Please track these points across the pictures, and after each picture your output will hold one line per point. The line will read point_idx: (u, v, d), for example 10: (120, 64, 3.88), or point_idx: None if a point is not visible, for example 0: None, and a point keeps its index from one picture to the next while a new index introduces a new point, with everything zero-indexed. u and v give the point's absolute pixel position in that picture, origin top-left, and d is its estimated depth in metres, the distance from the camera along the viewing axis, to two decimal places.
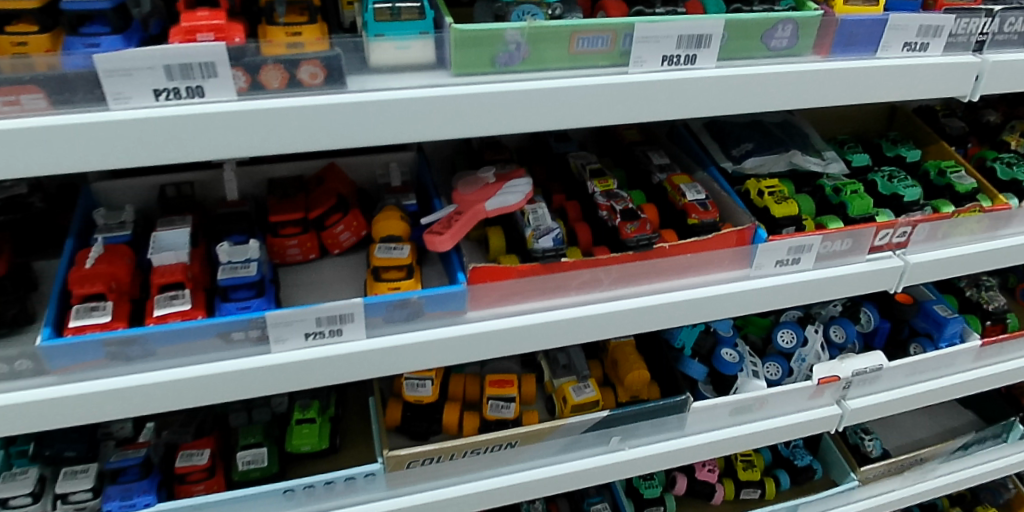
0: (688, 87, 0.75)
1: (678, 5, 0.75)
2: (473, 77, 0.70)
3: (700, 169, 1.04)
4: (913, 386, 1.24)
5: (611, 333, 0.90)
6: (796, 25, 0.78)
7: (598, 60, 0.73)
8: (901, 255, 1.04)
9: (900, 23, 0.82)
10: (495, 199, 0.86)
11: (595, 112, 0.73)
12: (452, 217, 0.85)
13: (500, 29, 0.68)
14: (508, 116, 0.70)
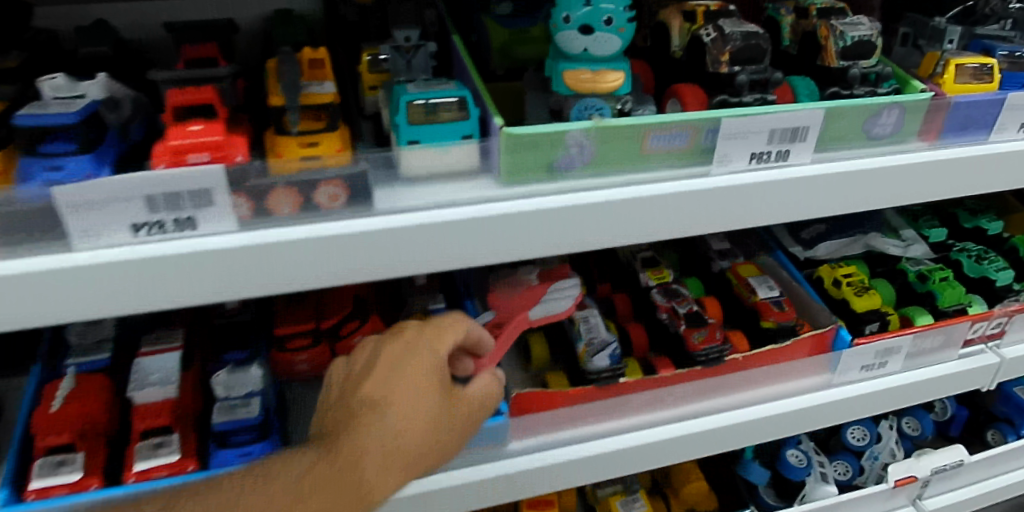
0: (781, 189, 0.62)
1: (767, 92, 0.63)
2: (527, 187, 0.58)
3: (763, 253, 0.91)
4: (997, 480, 1.09)
5: (676, 460, 0.76)
6: (902, 111, 0.66)
7: (675, 160, 0.61)
8: (996, 349, 0.91)
9: (1019, 102, 0.70)
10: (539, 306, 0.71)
11: (671, 222, 0.60)
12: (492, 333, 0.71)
13: (562, 130, 0.56)
14: (569, 233, 0.57)
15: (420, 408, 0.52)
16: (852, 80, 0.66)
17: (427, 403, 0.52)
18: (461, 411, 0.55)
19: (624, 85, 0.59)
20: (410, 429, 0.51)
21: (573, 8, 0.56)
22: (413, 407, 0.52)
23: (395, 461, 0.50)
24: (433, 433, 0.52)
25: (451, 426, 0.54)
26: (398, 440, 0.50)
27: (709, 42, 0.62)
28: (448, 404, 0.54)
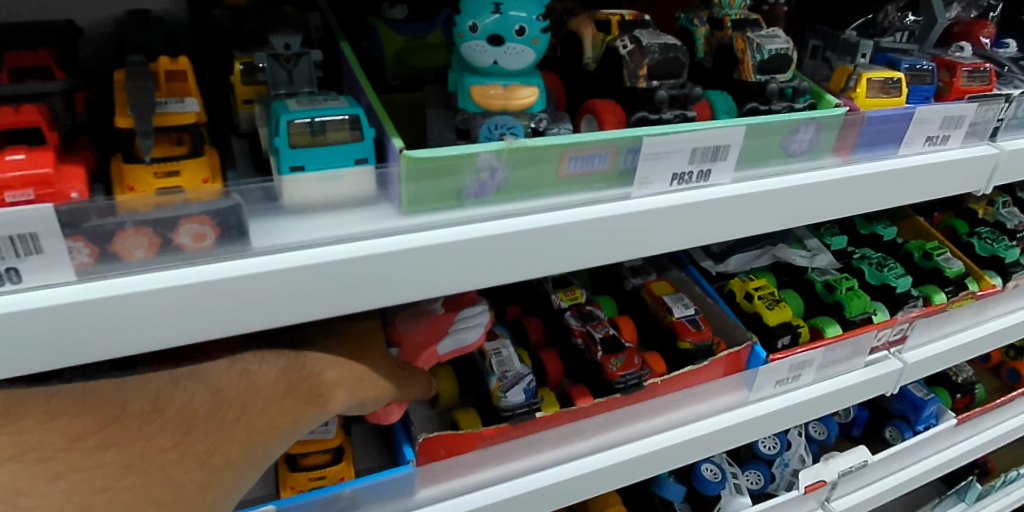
0: (703, 211, 0.60)
1: (688, 108, 0.60)
2: (433, 216, 0.51)
3: (676, 269, 0.89)
4: (896, 475, 1.13)
5: (596, 493, 0.72)
6: (818, 127, 0.65)
7: (593, 182, 0.56)
8: (897, 354, 0.93)
9: (926, 116, 0.71)
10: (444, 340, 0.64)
11: (592, 250, 0.56)
12: None
13: (471, 153, 0.49)
14: (483, 267, 0.52)
15: (362, 353, 0.56)
16: (770, 95, 0.63)
17: (374, 350, 0.58)
18: (400, 369, 0.59)
19: (538, 101, 0.54)
20: (350, 363, 0.54)
21: (480, 16, 0.50)
22: (353, 353, 0.56)
23: (329, 384, 0.51)
24: (367, 374, 0.55)
25: (386, 377, 0.57)
26: (333, 366, 0.52)
27: (626, 54, 0.58)
28: (393, 354, 0.59)
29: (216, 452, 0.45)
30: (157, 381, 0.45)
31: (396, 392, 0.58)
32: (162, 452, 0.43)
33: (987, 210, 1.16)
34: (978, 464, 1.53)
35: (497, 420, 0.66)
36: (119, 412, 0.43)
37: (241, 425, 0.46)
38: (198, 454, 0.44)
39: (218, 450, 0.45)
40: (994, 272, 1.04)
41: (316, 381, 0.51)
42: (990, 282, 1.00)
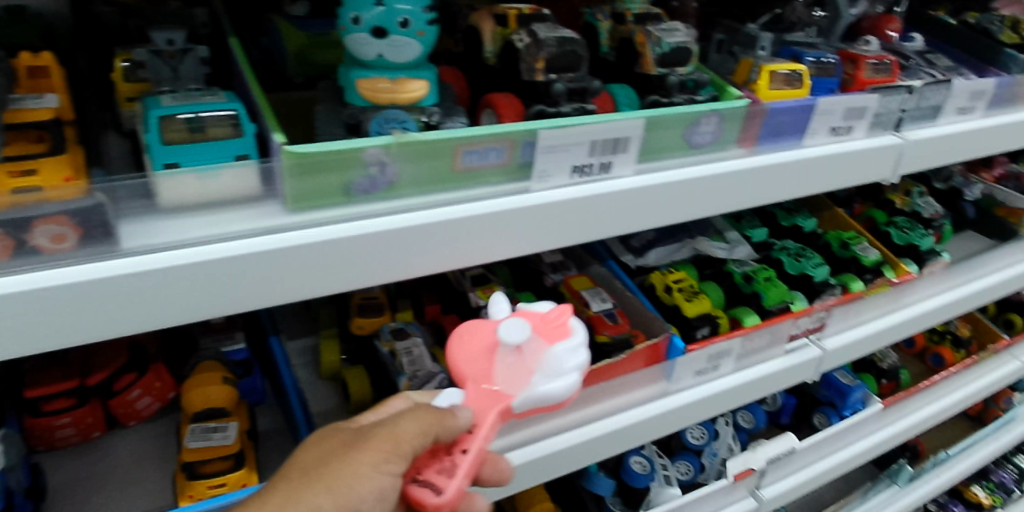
0: (605, 204, 0.60)
1: (587, 101, 0.60)
2: (321, 213, 0.50)
3: (596, 264, 0.89)
4: (824, 461, 1.15)
5: (512, 489, 0.71)
6: (720, 118, 0.66)
7: (491, 176, 0.56)
8: (817, 342, 0.95)
9: (827, 108, 0.73)
10: (526, 400, 0.50)
11: (491, 244, 0.56)
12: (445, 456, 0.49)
13: (357, 148, 0.49)
14: (376, 263, 0.51)
15: (320, 455, 0.47)
16: (670, 88, 0.64)
17: (336, 448, 0.48)
18: (372, 448, 0.46)
19: (429, 95, 0.53)
20: (298, 481, 0.46)
21: (362, 9, 0.49)
22: (319, 460, 0.47)
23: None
24: (325, 481, 0.45)
25: (353, 471, 0.45)
26: (281, 497, 0.45)
27: (522, 48, 0.58)
28: (356, 438, 0.48)
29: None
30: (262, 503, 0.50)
31: (366, 480, 0.45)
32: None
33: (904, 200, 1.20)
34: (908, 448, 1.58)
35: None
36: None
37: (281, 484, 0.46)
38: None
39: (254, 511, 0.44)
40: (910, 259, 1.07)
41: (242, 507, 0.45)
42: (906, 269, 1.04)
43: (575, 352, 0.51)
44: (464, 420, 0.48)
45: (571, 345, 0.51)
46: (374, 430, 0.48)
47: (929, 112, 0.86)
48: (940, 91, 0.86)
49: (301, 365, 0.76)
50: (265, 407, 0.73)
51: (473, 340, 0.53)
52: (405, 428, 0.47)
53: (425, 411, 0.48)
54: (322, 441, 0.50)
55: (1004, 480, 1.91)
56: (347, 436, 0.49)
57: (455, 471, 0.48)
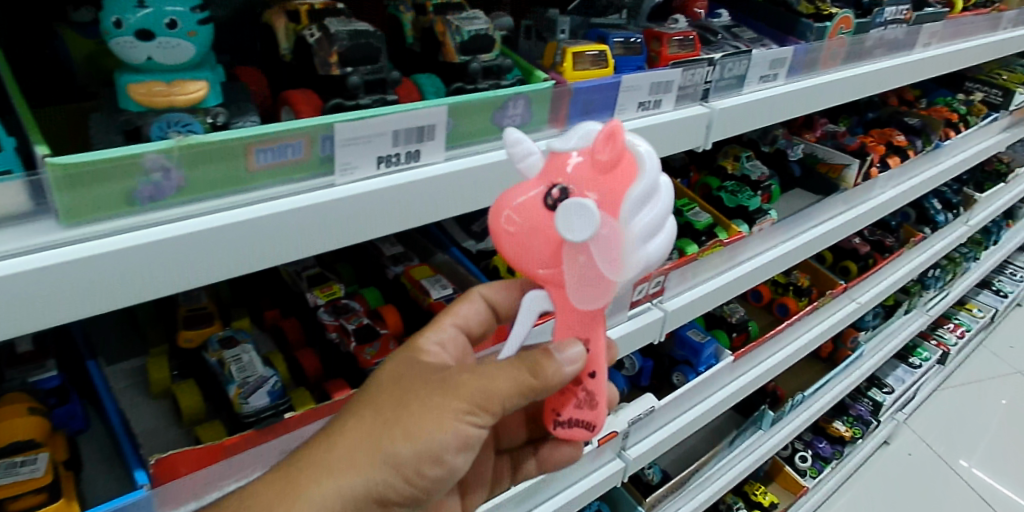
0: (415, 192, 0.61)
1: (388, 92, 0.61)
2: (102, 225, 0.48)
3: (439, 252, 0.92)
4: (683, 416, 1.25)
5: None
6: (527, 100, 0.68)
7: (292, 173, 0.56)
8: (659, 304, 1.02)
9: (632, 84, 0.77)
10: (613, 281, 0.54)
11: (298, 241, 0.56)
12: (579, 387, 0.61)
13: (134, 154, 0.48)
14: (169, 270, 0.50)
15: (405, 398, 0.55)
16: (473, 74, 0.67)
17: (417, 391, 0.55)
18: (456, 400, 0.54)
19: (211, 95, 0.54)
20: (380, 424, 0.54)
21: (126, 12, 0.49)
22: (402, 400, 0.54)
23: (364, 456, 0.53)
24: (406, 429, 0.53)
25: (437, 421, 0.53)
26: (366, 440, 0.53)
27: (314, 43, 0.58)
28: (440, 384, 0.55)
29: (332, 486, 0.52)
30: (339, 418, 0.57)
31: (449, 429, 0.53)
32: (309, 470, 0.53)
33: (734, 164, 1.31)
34: (769, 394, 1.71)
35: (241, 427, 0.70)
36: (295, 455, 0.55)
37: (376, 433, 0.53)
38: (334, 465, 0.53)
39: (359, 458, 0.53)
40: (741, 220, 1.17)
41: (342, 466, 0.53)
42: (737, 229, 1.14)
43: (644, 204, 0.52)
44: (570, 367, 0.55)
45: (636, 201, 0.51)
46: (464, 378, 0.55)
47: (733, 82, 0.92)
48: (740, 61, 0.92)
49: (126, 386, 0.78)
50: (87, 435, 0.76)
51: (532, 247, 0.54)
52: (500, 383, 0.54)
53: (517, 369, 0.55)
54: (405, 372, 0.58)
55: (862, 413, 2.09)
56: (429, 375, 0.57)
57: (594, 395, 0.61)
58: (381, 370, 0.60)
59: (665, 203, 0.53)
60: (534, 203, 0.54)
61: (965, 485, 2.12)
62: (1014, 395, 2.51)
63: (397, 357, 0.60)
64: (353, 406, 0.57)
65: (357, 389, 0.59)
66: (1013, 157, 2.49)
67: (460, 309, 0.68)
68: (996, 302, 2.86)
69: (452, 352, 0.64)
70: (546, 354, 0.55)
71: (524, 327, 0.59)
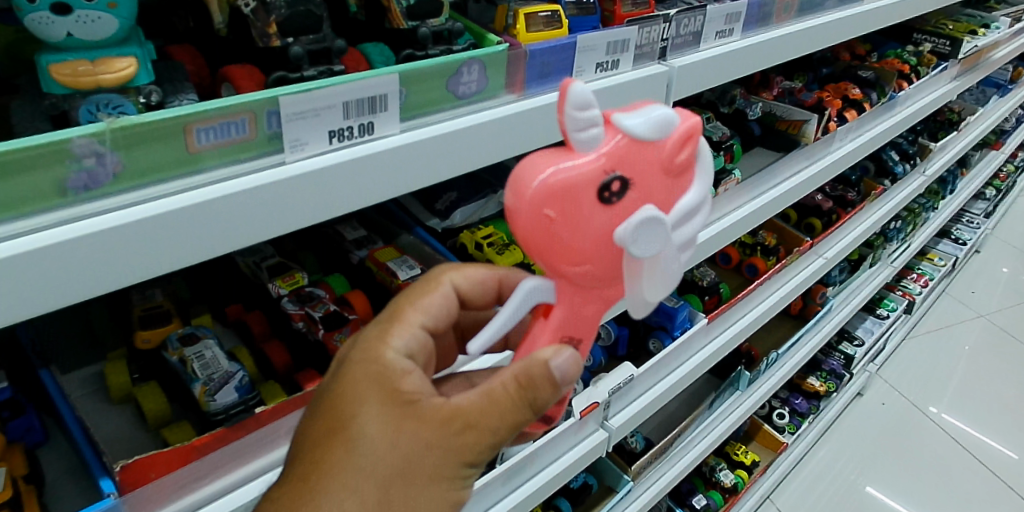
0: (373, 165, 0.58)
1: (333, 62, 0.58)
2: (32, 221, 0.44)
3: (405, 233, 0.89)
4: (661, 383, 1.26)
5: None
6: (482, 65, 0.66)
7: (239, 152, 0.52)
8: None
9: (589, 44, 0.75)
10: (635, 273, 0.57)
11: (251, 223, 0.53)
12: None
13: (59, 139, 0.44)
14: (111, 262, 0.47)
15: (406, 467, 0.48)
16: (423, 40, 0.64)
17: (420, 456, 0.49)
18: (461, 462, 0.50)
19: (142, 73, 0.51)
20: (382, 502, 0.48)
21: None
22: (405, 466, 0.48)
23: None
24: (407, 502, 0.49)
25: (442, 489, 0.50)
26: None
27: (250, 13, 0.55)
28: (442, 445, 0.49)
29: None
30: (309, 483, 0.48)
31: (450, 494, 0.51)
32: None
33: None
34: (744, 355, 1.74)
35: (211, 425, 0.69)
36: None
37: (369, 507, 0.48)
38: None
39: None
40: (707, 181, 1.19)
41: None
42: None
43: (683, 221, 0.58)
44: (568, 386, 0.51)
45: (683, 216, 0.57)
46: (469, 436, 0.49)
47: (690, 39, 0.91)
48: (695, 17, 0.90)
49: (86, 394, 0.75)
50: (47, 448, 0.72)
51: (578, 237, 0.53)
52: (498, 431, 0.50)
53: (514, 410, 0.50)
54: (397, 419, 0.48)
55: (834, 367, 2.12)
56: (428, 428, 0.49)
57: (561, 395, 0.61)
58: (358, 409, 0.49)
59: (699, 219, 0.59)
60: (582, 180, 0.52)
61: (937, 429, 2.17)
62: (976, 338, 2.59)
63: (375, 390, 0.49)
64: (335, 467, 0.48)
65: (322, 429, 0.49)
66: (964, 106, 2.55)
67: (423, 301, 0.56)
68: (955, 250, 2.93)
69: (422, 361, 0.53)
70: (543, 363, 0.50)
71: (512, 315, 0.54)
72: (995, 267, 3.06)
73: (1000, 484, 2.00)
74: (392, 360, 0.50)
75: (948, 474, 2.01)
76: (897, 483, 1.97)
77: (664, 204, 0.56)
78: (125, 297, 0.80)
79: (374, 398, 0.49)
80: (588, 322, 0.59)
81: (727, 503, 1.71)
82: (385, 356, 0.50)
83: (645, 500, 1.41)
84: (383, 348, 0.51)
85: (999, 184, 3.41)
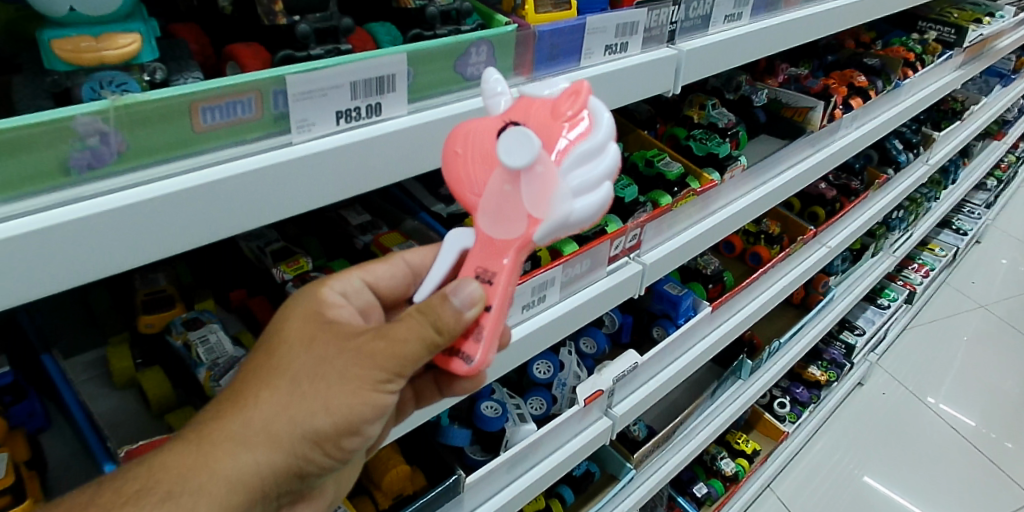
0: (380, 147, 0.57)
1: (340, 40, 0.57)
2: (32, 201, 0.43)
3: (410, 218, 0.88)
4: (665, 371, 1.25)
5: None
6: (490, 46, 0.65)
7: (245, 132, 0.51)
8: (637, 258, 1.01)
9: (598, 26, 0.74)
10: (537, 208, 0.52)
11: (258, 205, 0.52)
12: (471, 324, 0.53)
13: (61, 117, 0.43)
14: (116, 243, 0.46)
15: (318, 369, 0.51)
16: (432, 20, 0.63)
17: (333, 359, 0.51)
18: (371, 371, 0.51)
19: (146, 50, 0.50)
20: (296, 399, 0.51)
21: None
22: (318, 367, 0.51)
23: (284, 429, 0.50)
24: (324, 403, 0.51)
25: (354, 393, 0.51)
26: (280, 414, 0.50)
27: None
28: (353, 351, 0.51)
29: (238, 453, 0.50)
30: (239, 388, 0.52)
31: (368, 401, 0.52)
32: (208, 421, 0.51)
33: (701, 114, 1.30)
34: (746, 344, 1.73)
35: None
36: (193, 430, 0.51)
37: (283, 406, 0.50)
38: (244, 433, 0.50)
39: (266, 428, 0.50)
40: (713, 168, 1.16)
41: (246, 433, 0.50)
42: (708, 177, 1.12)
43: (585, 162, 0.52)
44: (469, 311, 0.51)
45: (579, 153, 0.51)
46: (376, 347, 0.51)
47: (699, 22, 0.89)
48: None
49: (89, 379, 0.74)
50: (50, 433, 0.71)
51: (471, 175, 0.54)
52: (407, 345, 0.50)
53: (424, 329, 0.50)
54: (315, 332, 0.53)
55: (835, 357, 2.12)
56: (343, 337, 0.53)
57: (483, 333, 0.53)
58: (289, 328, 0.54)
59: (607, 167, 0.52)
60: (486, 131, 0.54)
61: (936, 419, 2.17)
62: (975, 328, 2.59)
63: (306, 316, 0.55)
64: (263, 371, 0.52)
65: (259, 348, 0.54)
66: (968, 96, 2.53)
67: (378, 267, 0.65)
68: (956, 240, 2.92)
69: (356, 303, 0.62)
70: (444, 300, 0.51)
71: (442, 265, 0.56)
72: (994, 258, 3.05)
73: (1001, 475, 2.00)
74: (325, 298, 0.58)
75: (947, 464, 2.02)
76: (897, 472, 1.97)
77: (562, 147, 0.52)
78: (128, 281, 0.79)
79: (297, 319, 0.54)
80: (499, 256, 0.54)
81: (728, 491, 1.71)
82: (321, 296, 0.58)
83: (645, 490, 1.41)
84: (320, 289, 0.59)
85: (1000, 174, 3.39)
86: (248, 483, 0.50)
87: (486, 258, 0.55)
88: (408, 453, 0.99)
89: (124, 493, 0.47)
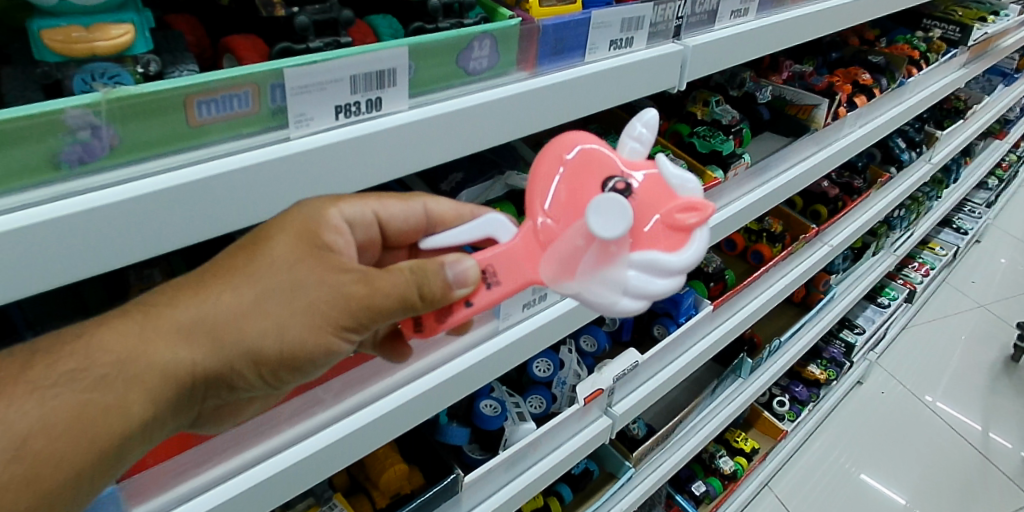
0: (380, 143, 0.56)
1: (340, 33, 0.56)
2: (22, 196, 0.42)
3: None
4: (665, 369, 1.25)
5: (339, 465, 0.70)
6: (493, 40, 0.63)
7: (240, 127, 0.50)
8: None
9: (603, 20, 0.73)
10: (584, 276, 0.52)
11: (254, 201, 0.51)
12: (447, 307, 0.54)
13: (50, 109, 0.41)
14: (107, 240, 0.44)
15: (290, 292, 0.49)
16: (433, 12, 0.62)
17: (308, 288, 0.49)
18: (342, 316, 0.50)
19: (140, 41, 0.49)
20: (257, 313, 0.49)
21: None
22: (291, 289, 0.49)
23: (231, 337, 0.49)
24: (279, 325, 0.49)
25: (314, 329, 0.50)
26: (234, 320, 0.49)
27: None
28: (331, 289, 0.50)
29: (180, 350, 0.48)
30: (205, 279, 0.50)
31: (324, 343, 0.51)
32: (163, 306, 0.49)
33: (704, 110, 1.28)
34: (746, 342, 1.72)
35: None
36: (144, 306, 0.49)
37: (240, 315, 0.49)
38: (194, 327, 0.48)
39: (216, 331, 0.49)
40: (717, 166, 1.15)
41: (194, 328, 0.48)
42: (711, 175, 1.11)
43: (646, 272, 0.51)
44: (458, 288, 0.52)
45: (649, 263, 0.50)
46: (355, 294, 0.50)
47: (705, 18, 0.88)
48: None
49: None
50: None
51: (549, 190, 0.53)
52: (381, 298, 0.50)
53: (404, 288, 0.50)
54: (304, 252, 0.50)
55: (834, 355, 2.11)
56: (330, 269, 0.50)
57: (450, 317, 0.54)
58: (280, 236, 0.50)
59: (662, 291, 0.52)
60: (592, 168, 0.53)
61: (936, 419, 2.16)
62: (975, 328, 2.58)
63: (304, 228, 0.51)
64: (236, 273, 0.49)
65: (243, 244, 0.51)
66: (970, 95, 2.52)
67: (394, 204, 0.62)
68: (957, 240, 2.91)
69: (358, 233, 0.58)
70: (439, 267, 0.51)
71: (462, 233, 0.55)
72: (994, 258, 3.04)
73: (1000, 476, 2.00)
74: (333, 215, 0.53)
75: (945, 463, 2.01)
76: (895, 471, 1.96)
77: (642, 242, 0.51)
78: (123, 277, 0.78)
79: (294, 227, 0.50)
80: (516, 276, 0.54)
81: (726, 490, 1.70)
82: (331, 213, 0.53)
83: (643, 489, 1.40)
84: (328, 206, 0.53)
85: (1001, 174, 3.38)
86: (180, 379, 0.48)
87: (508, 270, 0.54)
88: (406, 451, 0.98)
89: (56, 369, 0.45)
